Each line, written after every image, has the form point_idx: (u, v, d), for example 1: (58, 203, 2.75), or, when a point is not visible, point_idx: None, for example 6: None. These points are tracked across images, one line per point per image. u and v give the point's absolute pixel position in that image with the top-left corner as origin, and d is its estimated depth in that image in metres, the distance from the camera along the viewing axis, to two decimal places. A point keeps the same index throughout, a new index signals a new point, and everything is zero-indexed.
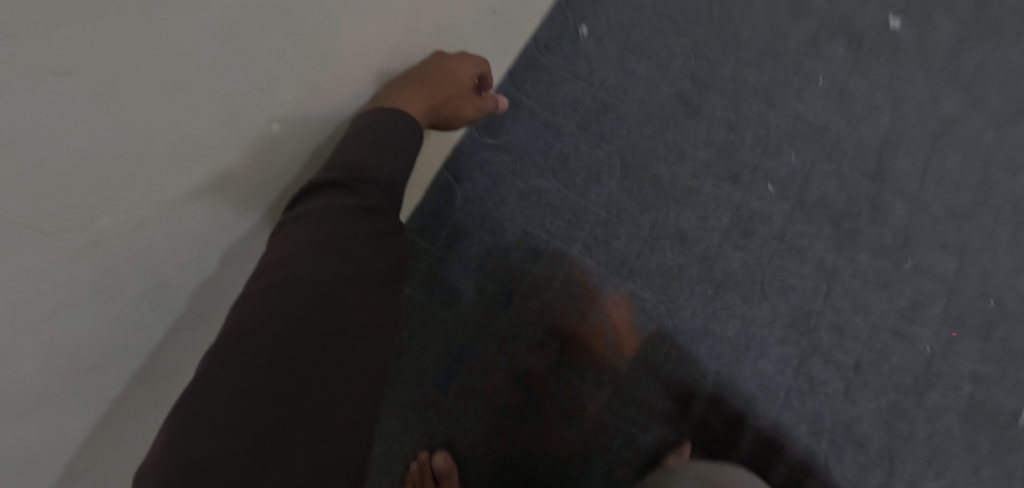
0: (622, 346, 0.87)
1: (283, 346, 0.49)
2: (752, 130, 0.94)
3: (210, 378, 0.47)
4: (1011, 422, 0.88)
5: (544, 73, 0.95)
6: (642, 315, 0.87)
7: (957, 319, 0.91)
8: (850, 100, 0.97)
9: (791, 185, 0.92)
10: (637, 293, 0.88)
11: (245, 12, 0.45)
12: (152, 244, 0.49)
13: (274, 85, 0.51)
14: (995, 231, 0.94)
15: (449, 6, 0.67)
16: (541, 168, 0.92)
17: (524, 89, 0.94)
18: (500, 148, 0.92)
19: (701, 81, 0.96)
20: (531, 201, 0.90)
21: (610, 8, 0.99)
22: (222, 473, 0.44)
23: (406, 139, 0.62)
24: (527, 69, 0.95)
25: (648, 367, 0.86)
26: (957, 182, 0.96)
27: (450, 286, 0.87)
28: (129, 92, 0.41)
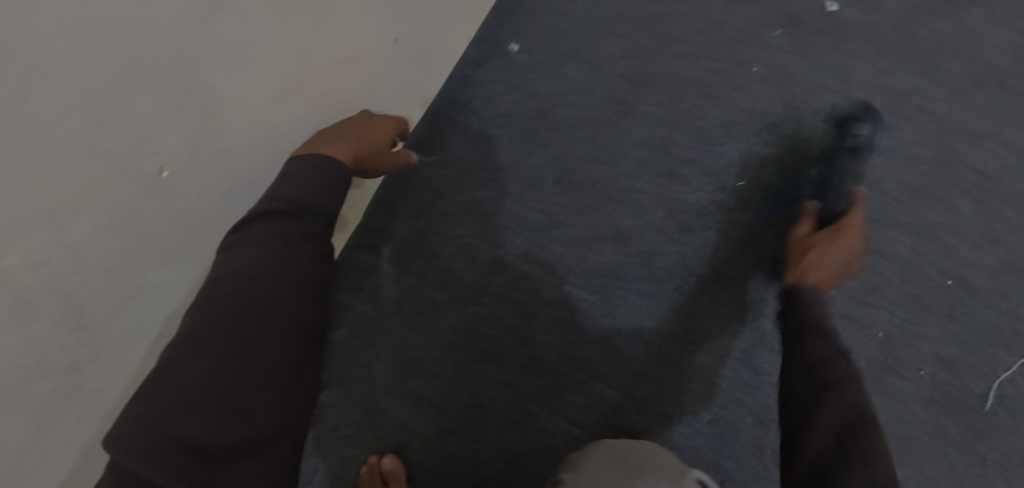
0: (560, 347, 0.88)
1: (260, 345, 0.60)
2: (686, 124, 0.95)
3: (191, 372, 0.56)
4: (979, 404, 0.84)
5: (478, 88, 0.97)
6: (578, 317, 0.89)
7: (914, 300, 0.88)
8: (790, 84, 0.96)
9: (726, 176, 0.93)
10: (574, 294, 0.90)
11: (104, 79, 0.52)
12: (58, 279, 0.56)
13: (153, 134, 0.58)
14: (953, 204, 0.91)
15: (350, 42, 0.73)
16: (478, 179, 0.94)
17: (458, 105, 0.97)
18: (440, 164, 0.95)
19: (633, 80, 0.97)
20: (469, 211, 0.93)
21: (537, 16, 1.00)
22: (195, 445, 0.55)
23: (342, 177, 0.73)
24: (460, 86, 0.98)
25: (587, 367, 0.88)
26: (911, 156, 0.93)
27: (394, 299, 0.92)
28: (22, 159, 0.50)
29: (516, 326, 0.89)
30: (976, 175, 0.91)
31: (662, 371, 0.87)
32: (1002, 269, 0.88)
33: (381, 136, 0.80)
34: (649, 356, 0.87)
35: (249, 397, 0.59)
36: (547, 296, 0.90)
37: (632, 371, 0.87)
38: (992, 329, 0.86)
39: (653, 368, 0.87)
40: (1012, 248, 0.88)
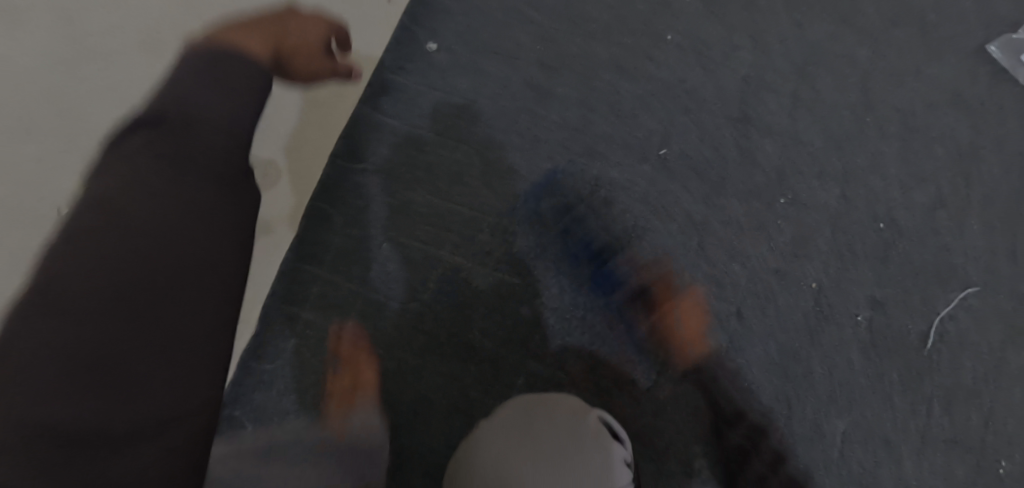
0: (496, 333, 0.91)
1: (165, 295, 0.49)
2: (604, 101, 0.96)
3: (60, 339, 0.43)
4: (919, 344, 0.85)
5: (400, 91, 1.00)
6: (511, 301, 0.92)
7: (845, 247, 0.88)
8: (705, 47, 0.96)
9: (648, 147, 0.94)
10: (505, 280, 0.92)
11: None
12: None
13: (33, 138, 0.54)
14: (880, 147, 0.90)
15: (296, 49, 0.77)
16: (407, 179, 0.97)
17: (381, 109, 0.99)
18: (370, 170, 0.98)
19: (549, 64, 0.98)
20: (400, 213, 0.96)
21: (453, 13, 1.02)
22: (71, 452, 0.42)
23: (252, 73, 0.59)
24: (382, 91, 1.00)
25: (521, 350, 0.91)
26: (833, 104, 0.92)
27: (338, 304, 0.95)
28: None
29: (452, 318, 0.93)
30: (902, 114, 0.91)
31: (597, 345, 0.89)
32: (932, 207, 0.88)
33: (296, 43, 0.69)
34: (583, 332, 0.90)
35: (168, 356, 0.48)
36: (482, 286, 0.93)
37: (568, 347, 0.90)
38: (926, 268, 0.86)
39: (588, 345, 0.90)
40: (940, 185, 0.88)
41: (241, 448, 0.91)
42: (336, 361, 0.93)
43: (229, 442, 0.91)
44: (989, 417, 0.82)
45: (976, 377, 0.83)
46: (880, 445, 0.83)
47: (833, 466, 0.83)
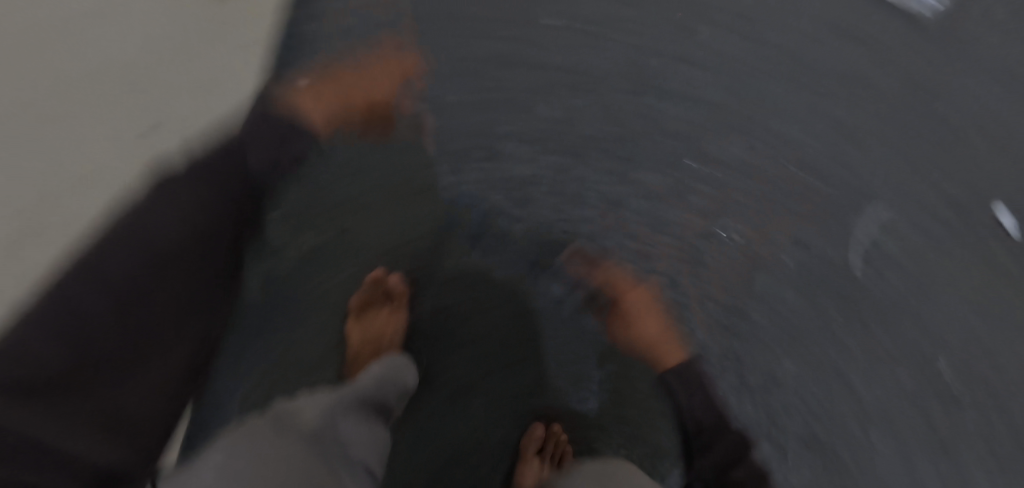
0: (456, 358, 0.95)
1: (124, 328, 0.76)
2: (499, 103, 0.94)
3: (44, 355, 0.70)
4: (849, 275, 0.87)
5: (279, 131, 0.91)
6: (462, 324, 0.95)
7: (762, 198, 0.90)
8: (586, 24, 0.93)
9: (552, 142, 0.93)
10: (452, 306, 0.96)
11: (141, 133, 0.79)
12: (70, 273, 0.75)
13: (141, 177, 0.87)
14: (776, 91, 0.90)
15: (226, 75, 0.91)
16: (320, 222, 0.95)
17: (266, 157, 0.93)
18: (282, 220, 0.95)
19: (435, 74, 0.94)
20: (330, 264, 0.95)
21: (319, 42, 0.96)
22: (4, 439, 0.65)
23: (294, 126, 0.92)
24: (260, 133, 0.91)
25: (485, 367, 0.95)
26: (726, 56, 0.90)
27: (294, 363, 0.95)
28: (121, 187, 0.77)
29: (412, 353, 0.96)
30: (791, 54, 0.89)
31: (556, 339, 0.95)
32: (836, 140, 0.88)
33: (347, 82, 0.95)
34: (535, 339, 0.95)
35: (106, 363, 0.75)
36: (432, 316, 0.96)
37: (526, 355, 0.95)
38: (842, 200, 0.88)
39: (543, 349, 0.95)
40: (840, 117, 0.88)
41: (287, 432, 0.63)
42: (386, 310, 0.96)
43: (272, 421, 0.65)
44: (929, 332, 0.85)
45: (911, 295, 0.85)
46: (834, 379, 0.86)
47: (792, 410, 0.87)
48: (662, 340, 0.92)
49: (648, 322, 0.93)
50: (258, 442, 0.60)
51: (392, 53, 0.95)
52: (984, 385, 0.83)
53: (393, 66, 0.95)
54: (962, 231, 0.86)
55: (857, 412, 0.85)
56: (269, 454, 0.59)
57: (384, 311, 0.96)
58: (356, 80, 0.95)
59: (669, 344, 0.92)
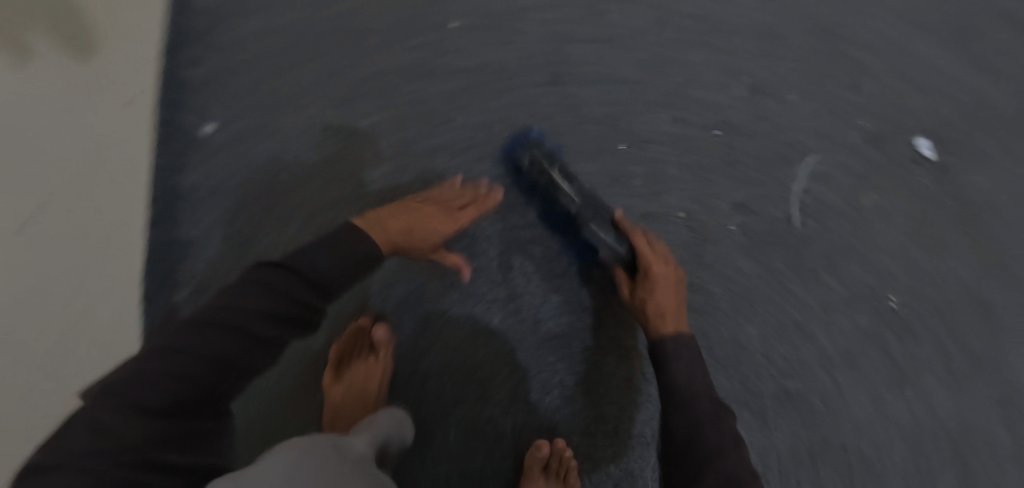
0: (435, 383, 0.86)
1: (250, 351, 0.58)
2: (415, 116, 0.91)
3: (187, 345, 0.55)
4: (789, 228, 0.87)
5: (188, 196, 0.91)
6: (439, 346, 0.86)
7: (695, 166, 0.88)
8: (492, 20, 0.91)
9: (478, 147, 0.90)
10: (431, 327, 0.86)
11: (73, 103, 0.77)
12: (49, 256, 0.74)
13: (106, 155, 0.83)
14: (689, 58, 0.89)
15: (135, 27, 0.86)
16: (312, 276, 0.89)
17: (178, 221, 0.91)
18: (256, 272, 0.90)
19: (344, 98, 0.92)
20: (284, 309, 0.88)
21: (220, 82, 0.92)
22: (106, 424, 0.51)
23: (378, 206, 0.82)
24: (171, 198, 0.91)
25: (467, 389, 0.86)
26: (634, 31, 0.90)
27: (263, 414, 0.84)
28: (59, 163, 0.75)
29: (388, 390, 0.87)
30: (697, 19, 0.90)
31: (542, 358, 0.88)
32: (754, 97, 0.89)
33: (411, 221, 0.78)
34: (516, 346, 0.87)
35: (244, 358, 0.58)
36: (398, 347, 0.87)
37: (512, 366, 0.87)
38: (770, 155, 0.88)
39: (524, 355, 0.87)
40: (754, 74, 0.89)
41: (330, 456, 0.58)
42: (370, 362, 0.85)
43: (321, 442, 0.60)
44: (872, 266, 0.87)
45: (850, 234, 0.87)
46: (793, 331, 0.87)
47: (761, 371, 0.87)
48: (660, 311, 0.80)
49: (657, 291, 0.81)
50: (321, 457, 0.57)
51: (445, 197, 0.84)
52: (930, 306, 0.87)
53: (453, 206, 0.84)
54: (884, 165, 0.88)
55: (822, 359, 0.87)
56: (334, 472, 0.56)
57: (367, 363, 0.85)
58: (411, 213, 0.79)
59: (662, 319, 0.79)
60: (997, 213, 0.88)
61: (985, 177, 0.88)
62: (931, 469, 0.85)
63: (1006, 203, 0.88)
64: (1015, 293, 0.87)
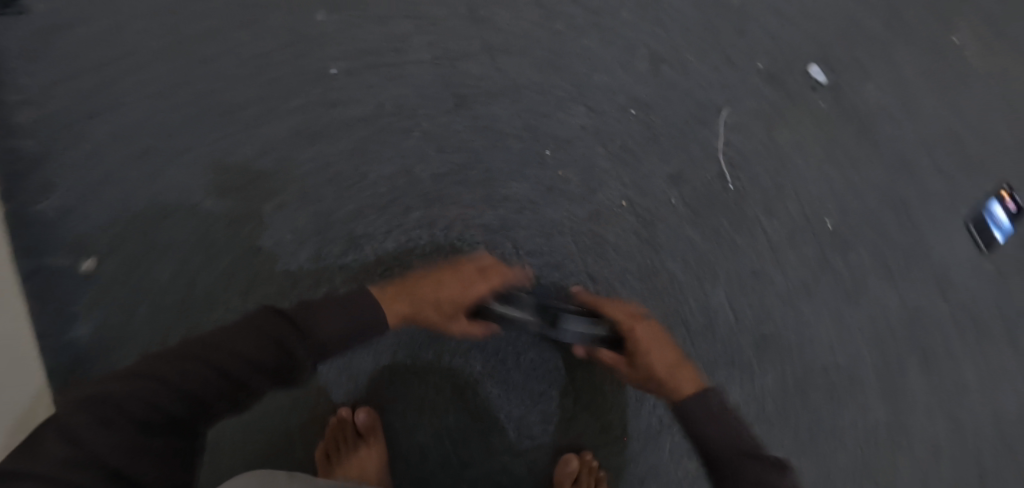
0: (434, 453, 0.82)
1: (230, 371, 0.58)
2: (322, 181, 0.83)
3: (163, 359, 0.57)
4: (723, 186, 0.89)
5: (86, 348, 0.78)
6: (426, 413, 0.82)
7: (622, 151, 0.88)
8: (375, 58, 0.85)
9: (404, 193, 0.84)
10: (410, 395, 0.82)
11: None
12: None
13: None
14: (584, 45, 0.88)
15: None
16: None
17: (83, 380, 0.77)
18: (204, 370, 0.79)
19: (237, 184, 0.82)
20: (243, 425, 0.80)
21: (88, 205, 0.80)
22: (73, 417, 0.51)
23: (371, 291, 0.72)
24: (67, 355, 0.78)
25: (468, 447, 0.82)
26: (523, 30, 0.87)
27: None
28: None
29: (388, 476, 0.82)
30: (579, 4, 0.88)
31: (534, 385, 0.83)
32: (656, 68, 0.89)
33: (425, 291, 0.75)
34: (504, 388, 0.83)
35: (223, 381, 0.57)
36: (386, 427, 0.82)
37: (506, 405, 0.83)
38: (686, 120, 0.89)
39: (516, 392, 0.83)
40: (650, 44, 0.89)
41: None
42: (363, 451, 0.79)
43: None
44: (802, 198, 0.91)
45: (775, 174, 0.91)
46: (752, 280, 0.90)
47: (736, 327, 0.90)
48: (679, 365, 0.73)
49: (666, 349, 0.75)
50: None
51: (466, 264, 0.78)
52: (858, 217, 0.93)
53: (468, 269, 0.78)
54: (787, 98, 0.92)
55: (782, 296, 0.90)
56: None
57: (357, 452, 0.79)
58: (427, 286, 0.75)
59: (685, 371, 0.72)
60: (892, 116, 0.94)
61: (873, 86, 0.94)
62: (896, 359, 0.92)
63: (896, 105, 0.94)
64: (924, 182, 0.94)
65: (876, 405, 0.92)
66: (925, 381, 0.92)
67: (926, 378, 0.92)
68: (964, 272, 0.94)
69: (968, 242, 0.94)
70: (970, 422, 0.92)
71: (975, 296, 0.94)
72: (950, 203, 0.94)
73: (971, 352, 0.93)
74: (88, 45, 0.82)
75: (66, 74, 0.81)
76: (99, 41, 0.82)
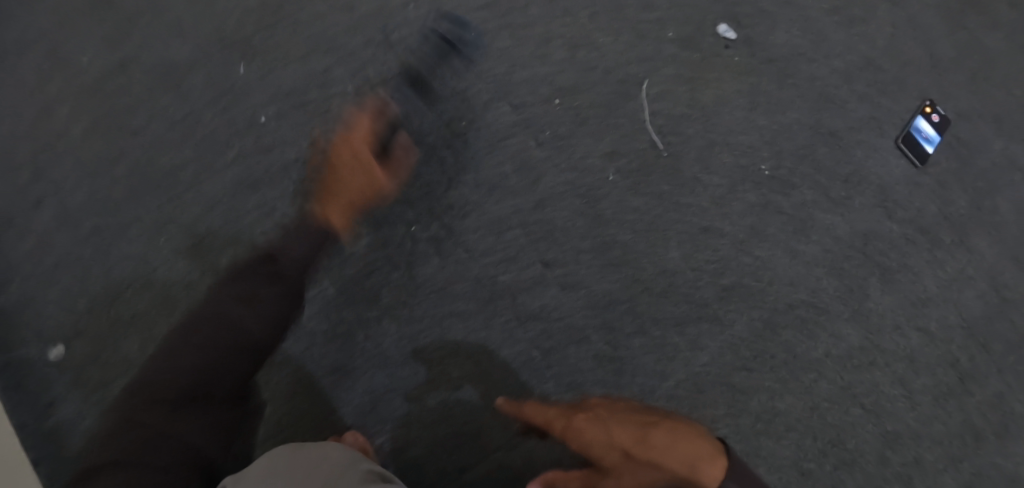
0: (430, 464, 0.83)
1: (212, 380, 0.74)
2: (270, 223, 0.85)
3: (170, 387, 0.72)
4: (657, 152, 0.92)
5: (67, 432, 0.78)
6: (413, 427, 0.83)
7: (554, 139, 0.91)
8: (300, 97, 0.88)
9: (351, 219, 0.86)
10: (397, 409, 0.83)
11: None
12: None
13: None
14: (499, 47, 0.92)
15: None
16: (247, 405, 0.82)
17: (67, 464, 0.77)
18: None
19: (187, 243, 0.84)
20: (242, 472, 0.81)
21: (47, 294, 0.81)
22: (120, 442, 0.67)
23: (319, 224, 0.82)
24: (47, 442, 0.78)
25: (462, 451, 0.83)
26: (438, 43, 0.91)
27: None
28: None
29: None
30: (489, 8, 0.93)
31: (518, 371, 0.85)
32: (570, 56, 0.93)
33: (344, 187, 0.83)
34: (486, 388, 0.85)
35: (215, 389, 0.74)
36: (378, 449, 0.83)
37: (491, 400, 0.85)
38: (610, 98, 0.93)
39: (500, 389, 0.85)
40: (561, 34, 0.94)
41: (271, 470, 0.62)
42: None
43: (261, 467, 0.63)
44: (735, 149, 0.95)
45: (703, 133, 0.94)
46: (702, 236, 0.92)
47: (697, 282, 0.90)
48: (696, 454, 0.68)
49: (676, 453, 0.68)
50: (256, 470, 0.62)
51: (360, 146, 0.83)
52: (792, 158, 0.96)
53: (360, 147, 0.83)
54: (700, 59, 0.96)
55: (736, 244, 0.93)
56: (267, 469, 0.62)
57: None
58: (338, 172, 0.83)
59: (710, 456, 0.67)
60: (805, 56, 0.99)
61: (783, 32, 0.99)
62: (858, 283, 0.95)
63: (806, 45, 0.99)
64: (846, 111, 0.99)
65: (846, 330, 0.94)
66: (888, 297, 0.95)
67: (889, 295, 0.96)
68: (904, 189, 0.98)
69: (901, 160, 0.99)
70: (938, 328, 0.96)
71: (918, 209, 0.98)
72: (876, 126, 0.99)
73: (925, 262, 0.97)
74: (24, 138, 0.85)
75: (5, 171, 0.84)
76: (34, 134, 0.85)
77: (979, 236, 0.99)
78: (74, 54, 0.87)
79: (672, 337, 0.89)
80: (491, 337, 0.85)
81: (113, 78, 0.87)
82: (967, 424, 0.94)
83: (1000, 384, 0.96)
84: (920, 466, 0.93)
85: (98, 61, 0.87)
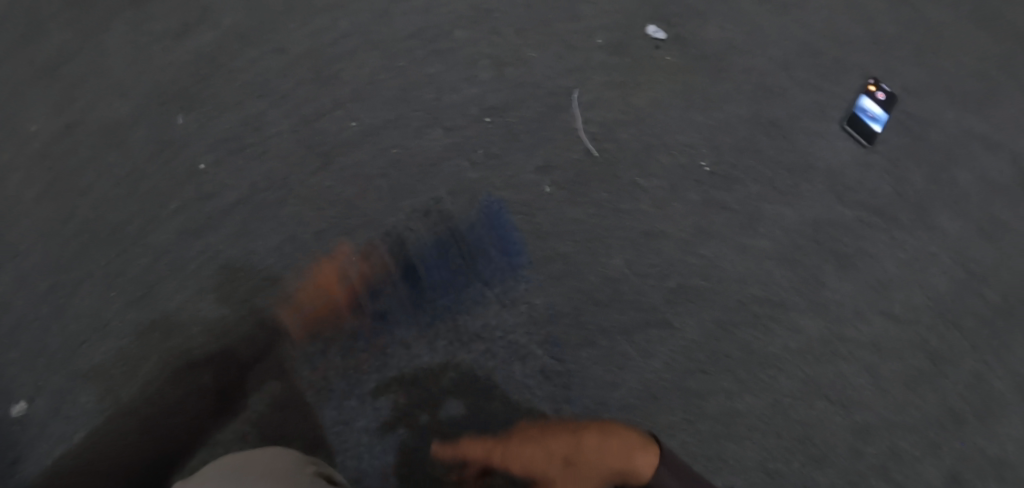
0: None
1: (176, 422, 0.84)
2: (216, 267, 0.87)
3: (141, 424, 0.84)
4: (592, 160, 0.93)
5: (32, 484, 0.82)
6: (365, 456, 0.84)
7: (487, 158, 0.91)
8: (237, 142, 0.91)
9: (293, 256, 0.88)
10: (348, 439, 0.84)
11: None
12: None
13: None
14: (427, 73, 0.94)
15: None
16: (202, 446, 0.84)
17: None
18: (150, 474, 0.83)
19: (137, 293, 0.86)
20: None
21: (8, 354, 0.85)
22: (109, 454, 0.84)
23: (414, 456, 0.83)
24: None
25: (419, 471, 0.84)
26: (368, 76, 0.93)
27: None
28: None
29: None
30: (414, 36, 0.94)
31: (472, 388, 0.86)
32: (499, 74, 0.94)
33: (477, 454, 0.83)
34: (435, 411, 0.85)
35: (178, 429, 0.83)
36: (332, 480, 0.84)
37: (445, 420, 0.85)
38: (541, 112, 0.93)
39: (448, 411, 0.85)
40: (488, 53, 0.95)
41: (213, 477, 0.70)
42: None
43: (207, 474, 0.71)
44: (673, 148, 0.94)
45: (639, 136, 0.94)
46: (645, 240, 0.91)
47: (643, 287, 0.90)
48: (626, 445, 0.74)
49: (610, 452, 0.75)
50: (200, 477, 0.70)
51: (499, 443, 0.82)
52: (732, 152, 0.95)
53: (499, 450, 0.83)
54: (631, 63, 0.96)
55: (681, 244, 0.92)
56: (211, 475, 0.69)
57: None
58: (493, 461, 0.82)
59: (636, 447, 0.73)
60: (739, 48, 0.98)
61: (714, 27, 0.98)
62: (812, 273, 0.93)
63: (740, 37, 0.98)
64: (786, 99, 0.97)
65: (804, 322, 0.92)
66: (846, 284, 0.93)
67: (846, 281, 0.93)
68: (853, 172, 0.96)
69: (848, 142, 0.97)
70: (903, 311, 0.93)
71: (870, 191, 0.96)
72: (819, 110, 0.97)
73: (883, 244, 0.95)
74: None
75: None
76: None
77: (940, 212, 0.96)
78: (22, 122, 0.91)
79: (620, 344, 0.88)
80: (437, 359, 0.86)
81: (60, 142, 0.91)
82: (944, 407, 0.91)
83: (975, 363, 0.92)
84: (896, 455, 0.90)
85: (45, 127, 0.91)
